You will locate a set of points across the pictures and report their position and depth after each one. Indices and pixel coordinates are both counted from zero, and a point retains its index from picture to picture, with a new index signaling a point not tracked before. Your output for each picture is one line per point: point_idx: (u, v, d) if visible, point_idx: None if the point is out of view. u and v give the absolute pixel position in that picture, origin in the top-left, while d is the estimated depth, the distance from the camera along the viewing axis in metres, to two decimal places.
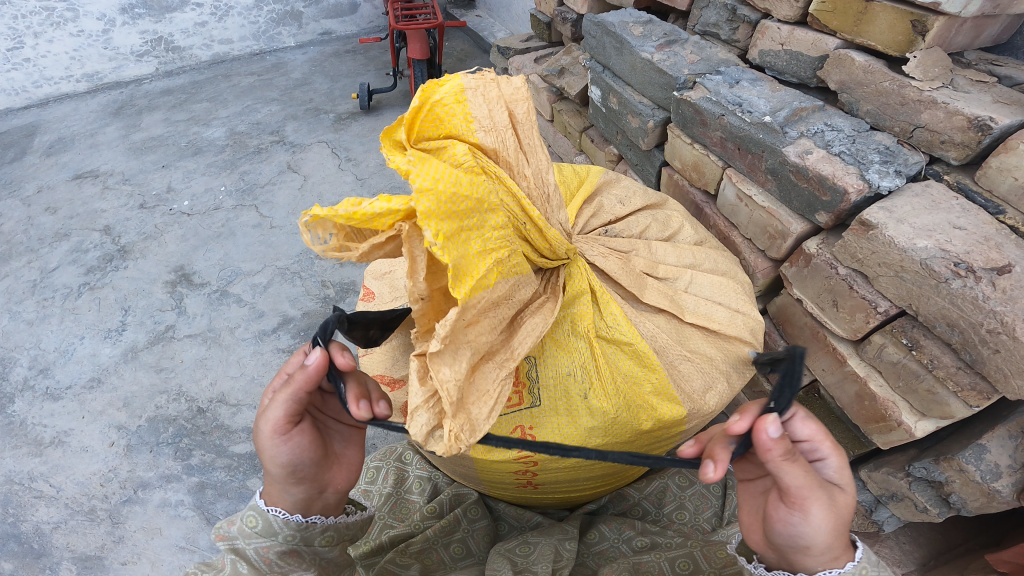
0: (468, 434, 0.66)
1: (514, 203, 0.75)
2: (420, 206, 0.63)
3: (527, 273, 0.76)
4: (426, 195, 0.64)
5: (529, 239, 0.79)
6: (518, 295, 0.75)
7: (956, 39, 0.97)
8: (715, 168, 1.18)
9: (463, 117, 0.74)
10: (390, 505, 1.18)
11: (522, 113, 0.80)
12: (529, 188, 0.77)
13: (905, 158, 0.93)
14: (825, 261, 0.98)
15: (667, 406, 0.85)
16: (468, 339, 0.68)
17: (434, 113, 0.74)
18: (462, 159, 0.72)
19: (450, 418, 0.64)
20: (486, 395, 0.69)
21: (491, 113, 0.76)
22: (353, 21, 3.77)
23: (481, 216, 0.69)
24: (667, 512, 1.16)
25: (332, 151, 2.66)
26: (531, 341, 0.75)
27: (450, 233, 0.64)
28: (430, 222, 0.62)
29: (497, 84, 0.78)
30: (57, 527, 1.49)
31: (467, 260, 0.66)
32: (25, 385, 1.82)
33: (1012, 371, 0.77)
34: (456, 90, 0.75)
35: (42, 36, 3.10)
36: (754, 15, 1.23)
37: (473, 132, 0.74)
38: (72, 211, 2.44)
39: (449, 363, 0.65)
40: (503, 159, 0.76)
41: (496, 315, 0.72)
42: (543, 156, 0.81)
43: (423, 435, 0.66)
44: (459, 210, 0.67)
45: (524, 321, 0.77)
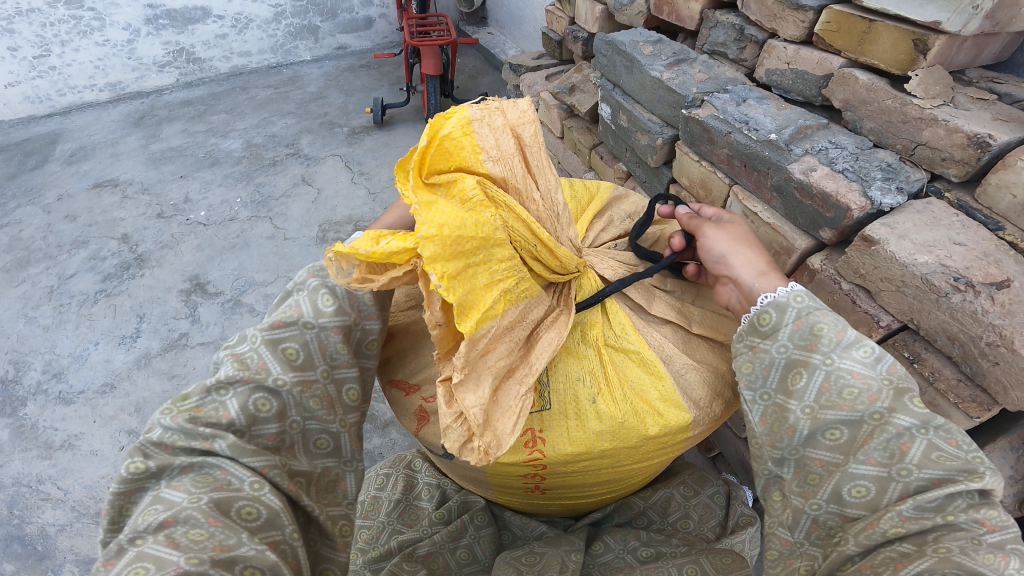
0: (496, 449, 0.72)
1: (524, 227, 0.78)
2: (426, 251, 0.69)
3: (536, 294, 0.82)
4: (432, 239, 0.70)
5: (541, 259, 0.82)
6: (529, 316, 0.81)
7: (958, 57, 0.99)
8: (722, 185, 1.20)
9: (471, 149, 0.75)
10: (399, 510, 1.20)
11: (530, 136, 0.80)
12: (538, 212, 0.80)
13: (907, 175, 0.95)
14: (829, 276, 0.99)
15: (674, 412, 0.86)
16: (489, 365, 0.75)
17: (444, 147, 0.75)
18: (471, 194, 0.74)
19: (478, 437, 0.70)
20: (509, 410, 0.74)
21: (498, 142, 0.77)
22: (368, 36, 3.84)
23: (489, 250, 0.75)
24: (671, 521, 1.17)
25: (345, 165, 2.71)
26: (547, 356, 0.79)
27: (456, 273, 0.71)
28: (435, 265, 0.69)
29: (501, 110, 0.79)
30: (63, 529, 1.51)
31: (473, 295, 0.73)
32: (38, 388, 1.85)
33: (1011, 384, 0.80)
34: (462, 122, 0.75)
35: (68, 45, 3.18)
36: (761, 35, 1.26)
37: (481, 163, 0.76)
38: (91, 219, 2.50)
39: (473, 390, 0.72)
40: (513, 187, 0.78)
41: (511, 338, 0.78)
42: (553, 175, 0.82)
43: (456, 447, 0.72)
44: (465, 249, 0.72)
45: (540, 336, 0.82)
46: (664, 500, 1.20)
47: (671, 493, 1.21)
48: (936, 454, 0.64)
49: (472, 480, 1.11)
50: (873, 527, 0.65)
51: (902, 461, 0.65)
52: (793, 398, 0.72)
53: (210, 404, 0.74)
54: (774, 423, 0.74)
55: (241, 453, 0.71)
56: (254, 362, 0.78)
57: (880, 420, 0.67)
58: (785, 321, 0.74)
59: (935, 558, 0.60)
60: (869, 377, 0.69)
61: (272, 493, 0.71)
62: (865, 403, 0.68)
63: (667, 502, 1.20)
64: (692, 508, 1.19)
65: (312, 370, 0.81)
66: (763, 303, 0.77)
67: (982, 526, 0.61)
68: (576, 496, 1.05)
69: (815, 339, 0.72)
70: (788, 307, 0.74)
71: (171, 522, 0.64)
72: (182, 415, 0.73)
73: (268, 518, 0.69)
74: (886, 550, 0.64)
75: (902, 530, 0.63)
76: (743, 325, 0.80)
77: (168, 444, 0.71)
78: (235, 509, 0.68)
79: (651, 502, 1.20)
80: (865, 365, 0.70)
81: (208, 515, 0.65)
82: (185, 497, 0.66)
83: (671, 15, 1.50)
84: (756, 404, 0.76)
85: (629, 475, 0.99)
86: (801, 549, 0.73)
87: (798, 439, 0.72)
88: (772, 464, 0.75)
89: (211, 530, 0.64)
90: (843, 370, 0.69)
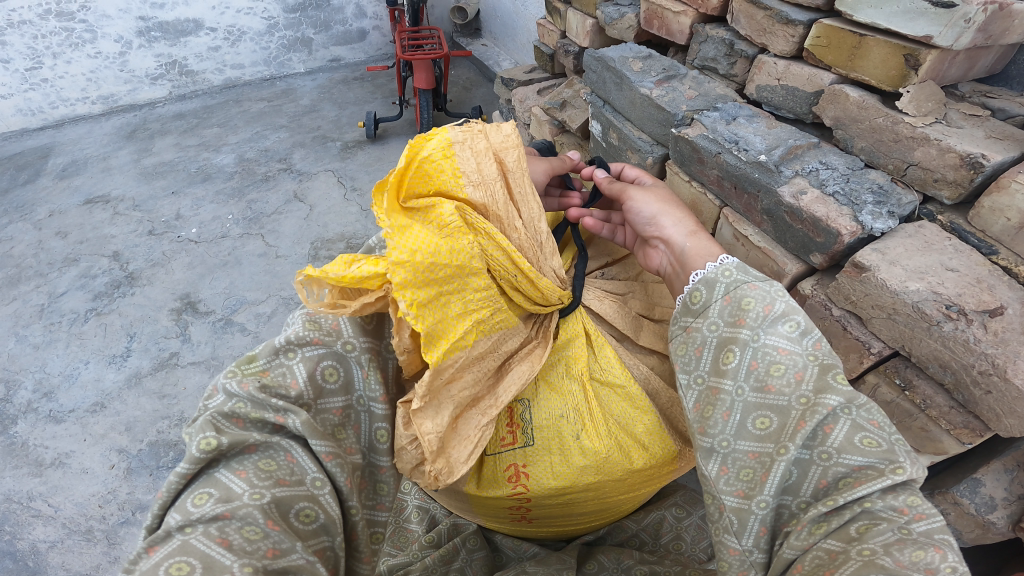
0: (447, 476, 0.73)
1: (504, 255, 0.74)
2: (395, 277, 0.69)
3: (512, 326, 0.79)
4: (403, 265, 0.70)
5: (521, 289, 0.79)
6: (503, 347, 0.79)
7: (950, 71, 0.98)
8: (712, 208, 1.19)
9: (452, 172, 0.74)
10: (389, 533, 1.20)
11: (514, 161, 0.77)
12: (518, 241, 0.76)
13: (899, 198, 0.94)
14: (819, 302, 0.98)
15: (659, 444, 0.86)
16: (452, 395, 0.74)
17: (423, 168, 0.74)
18: (448, 220, 0.72)
19: (430, 462, 0.71)
20: (467, 440, 0.75)
21: (480, 166, 0.75)
22: (361, 48, 3.84)
23: (463, 279, 0.73)
24: (664, 543, 1.16)
25: (338, 180, 2.70)
26: (515, 389, 0.77)
27: (426, 301, 0.70)
28: (404, 292, 0.69)
29: (484, 133, 0.77)
30: (53, 547, 1.49)
31: (442, 324, 0.72)
32: (28, 407, 1.83)
33: (1004, 411, 0.79)
34: (443, 145, 0.75)
35: (60, 57, 3.17)
36: (751, 50, 1.25)
37: (461, 187, 0.74)
38: (83, 236, 2.48)
39: (432, 416, 0.72)
40: (493, 214, 0.75)
41: (480, 368, 0.77)
42: (537, 204, 0.78)
43: (410, 469, 0.75)
44: (436, 277, 0.72)
45: (511, 368, 0.79)
46: (657, 521, 1.18)
47: (663, 515, 1.19)
48: (861, 437, 0.63)
49: (460, 507, 1.08)
50: (800, 531, 0.62)
51: (824, 442, 0.64)
52: (726, 378, 0.71)
53: (278, 371, 0.74)
54: (706, 408, 0.72)
55: (311, 436, 0.69)
56: (328, 322, 0.79)
57: (809, 402, 0.66)
58: (714, 296, 0.74)
59: (859, 561, 0.56)
60: (796, 354, 0.68)
61: (330, 496, 0.70)
62: (793, 381, 0.67)
63: (659, 524, 1.18)
64: (683, 530, 1.17)
65: (379, 338, 0.85)
66: (695, 280, 0.77)
67: (904, 515, 0.58)
68: (565, 523, 1.03)
69: (743, 315, 0.72)
70: (716, 282, 0.75)
71: (227, 516, 0.61)
72: (251, 382, 0.71)
73: (324, 523, 0.68)
74: (815, 552, 0.60)
75: (825, 526, 0.60)
76: (676, 308, 0.79)
77: (236, 415, 0.69)
78: (294, 511, 0.66)
79: (643, 524, 1.18)
80: (792, 342, 0.69)
81: (267, 516, 0.63)
82: (245, 488, 0.64)
83: (661, 29, 1.49)
84: (690, 390, 0.74)
85: (616, 504, 0.98)
86: (750, 560, 0.66)
87: (730, 426, 0.69)
88: (700, 457, 0.71)
89: (268, 532, 0.62)
90: (770, 346, 0.69)
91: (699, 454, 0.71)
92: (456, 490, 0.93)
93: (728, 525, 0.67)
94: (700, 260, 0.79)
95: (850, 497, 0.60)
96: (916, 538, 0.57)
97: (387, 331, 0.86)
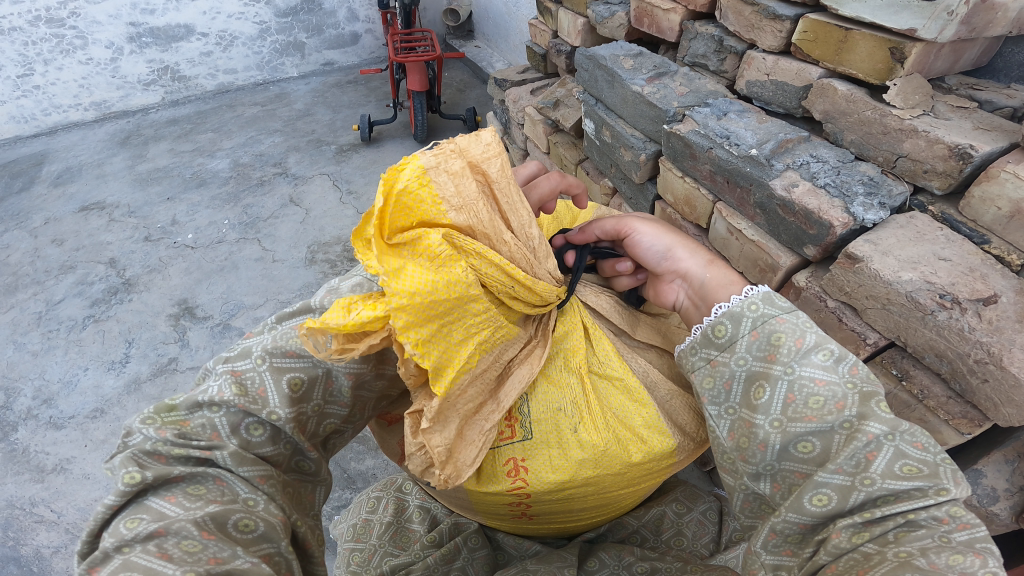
0: (456, 478, 0.75)
1: (498, 271, 0.71)
2: (398, 321, 0.67)
3: (513, 336, 0.79)
4: (404, 308, 0.67)
5: (517, 296, 0.77)
6: (503, 356, 0.80)
7: (935, 64, 0.99)
8: (706, 203, 1.20)
9: (431, 201, 0.67)
10: (390, 533, 1.20)
11: (496, 171, 0.70)
12: (511, 253, 0.73)
13: (889, 189, 0.95)
14: (814, 294, 1.00)
15: (657, 438, 0.86)
16: (457, 409, 0.75)
17: (402, 202, 0.67)
18: (438, 251, 0.67)
19: (440, 468, 0.73)
20: (472, 443, 0.77)
21: (459, 187, 0.68)
22: (355, 52, 3.85)
23: (463, 307, 0.71)
24: (665, 539, 1.15)
25: (334, 184, 2.71)
26: (516, 394, 0.79)
27: (428, 337, 0.69)
28: (408, 334, 0.67)
29: (459, 151, 0.68)
30: (58, 551, 1.50)
31: (448, 353, 0.72)
32: (29, 414, 1.83)
33: (1001, 400, 0.79)
34: (417, 174, 0.66)
35: (51, 63, 3.17)
36: (740, 45, 1.25)
37: (444, 214, 0.67)
38: (78, 243, 2.48)
39: (439, 431, 0.73)
40: (480, 234, 0.70)
41: (482, 380, 0.78)
42: (525, 212, 0.74)
43: (419, 469, 0.75)
44: (436, 313, 0.69)
45: (511, 373, 0.81)
46: (657, 518, 1.18)
47: (663, 511, 1.19)
48: (904, 464, 0.61)
49: (460, 506, 1.08)
50: (835, 536, 0.60)
51: (865, 469, 0.62)
52: (758, 413, 0.70)
53: (198, 421, 0.73)
54: (742, 439, 0.72)
55: (241, 465, 0.71)
56: (254, 387, 0.76)
57: (850, 429, 0.65)
58: (741, 331, 0.74)
59: (895, 562, 0.56)
60: (834, 384, 0.67)
61: (268, 508, 0.70)
62: (834, 412, 0.66)
63: (659, 520, 1.18)
64: (685, 526, 1.17)
65: (307, 402, 0.80)
66: (719, 313, 0.77)
67: (945, 524, 0.58)
68: (565, 520, 1.03)
69: (775, 350, 0.71)
70: (743, 318, 0.74)
71: (162, 533, 0.62)
72: (169, 429, 0.71)
73: (264, 531, 0.68)
74: (849, 553, 0.59)
75: (866, 533, 0.59)
76: (696, 337, 0.79)
77: (158, 452, 0.69)
78: (230, 523, 0.66)
79: (643, 521, 1.17)
80: (828, 371, 0.68)
81: (202, 529, 0.63)
82: (178, 511, 0.64)
83: (651, 26, 1.49)
84: (723, 420, 0.75)
85: (617, 499, 0.99)
86: (760, 560, 0.67)
87: (769, 454, 0.69)
88: (748, 479, 0.72)
89: (205, 543, 0.62)
90: (807, 378, 0.68)
91: (747, 477, 0.71)
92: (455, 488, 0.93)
93: (763, 540, 0.67)
94: (726, 292, 0.79)
95: (890, 511, 0.59)
96: (956, 546, 0.56)
97: (315, 396, 0.81)
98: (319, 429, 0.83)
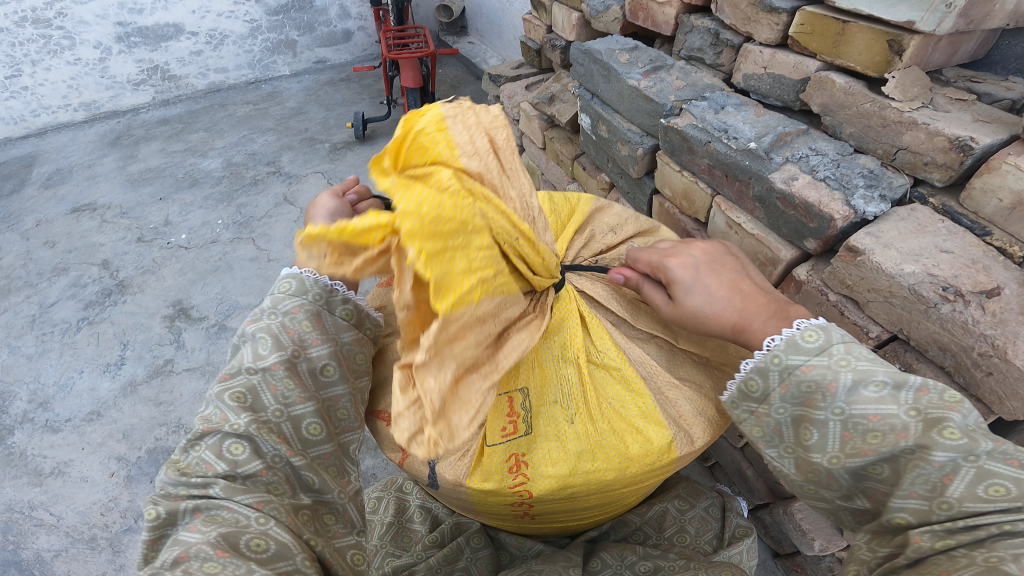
0: (450, 440, 0.67)
1: (503, 220, 0.72)
2: (403, 228, 0.63)
3: (512, 292, 0.77)
4: (409, 217, 0.64)
5: (518, 255, 0.77)
6: (503, 313, 0.76)
7: (934, 56, 0.98)
8: (704, 196, 1.19)
9: (447, 144, 0.70)
10: (391, 534, 1.18)
11: (503, 138, 0.77)
12: (516, 210, 0.75)
13: (889, 181, 0.94)
14: (815, 287, 0.99)
15: (656, 429, 0.86)
16: (456, 355, 0.68)
17: (419, 141, 0.70)
18: (449, 183, 0.67)
19: (433, 424, 0.65)
20: (470, 404, 0.69)
21: (473, 138, 0.72)
22: (347, 49, 3.82)
23: (466, 237, 0.68)
24: (667, 536, 1.15)
25: (327, 182, 2.69)
26: (517, 356, 0.75)
27: (432, 252, 0.64)
28: (412, 241, 0.63)
29: (474, 111, 0.75)
30: (59, 554, 1.48)
31: (448, 277, 0.66)
32: (25, 417, 1.81)
33: (1006, 394, 0.78)
34: (436, 118, 0.71)
35: (39, 64, 3.14)
36: (736, 39, 1.24)
37: (458, 157, 0.69)
38: (71, 245, 2.46)
39: (435, 374, 0.66)
40: (490, 182, 0.72)
41: (482, 331, 0.72)
42: (526, 180, 0.79)
43: (405, 438, 0.67)
44: (441, 232, 0.65)
45: (511, 336, 0.77)
46: (659, 515, 1.17)
47: (665, 507, 1.18)
48: (988, 486, 0.58)
49: (461, 507, 1.06)
50: (915, 541, 0.60)
51: (942, 495, 0.59)
52: (813, 451, 0.68)
53: (194, 460, 0.74)
54: (811, 475, 0.70)
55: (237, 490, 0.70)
56: (217, 416, 0.76)
57: (912, 457, 0.62)
58: (771, 385, 0.72)
59: (983, 567, 0.56)
60: (892, 415, 0.63)
61: (277, 525, 0.69)
62: (891, 443, 0.63)
63: (662, 516, 1.18)
64: (687, 522, 1.16)
65: (262, 411, 0.78)
66: (746, 366, 0.74)
67: None
68: (568, 519, 1.03)
69: (811, 395, 0.68)
70: (769, 370, 0.71)
71: (185, 558, 0.62)
72: (174, 471, 0.73)
73: (277, 548, 0.66)
74: (933, 557, 0.59)
75: (952, 540, 0.59)
76: (732, 390, 0.77)
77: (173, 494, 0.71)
78: (243, 543, 0.65)
79: (647, 517, 1.17)
80: (883, 403, 0.64)
81: (217, 547, 0.63)
82: (197, 536, 0.65)
83: (647, 20, 1.48)
84: (785, 459, 0.72)
85: (620, 498, 0.98)
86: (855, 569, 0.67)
87: (843, 483, 0.67)
88: (835, 500, 0.70)
89: (223, 562, 0.62)
90: (858, 415, 0.65)
91: (834, 499, 0.70)
92: (456, 488, 0.91)
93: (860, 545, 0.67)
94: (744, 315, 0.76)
95: (977, 523, 0.58)
96: None
97: (268, 402, 0.78)
98: (305, 434, 0.80)
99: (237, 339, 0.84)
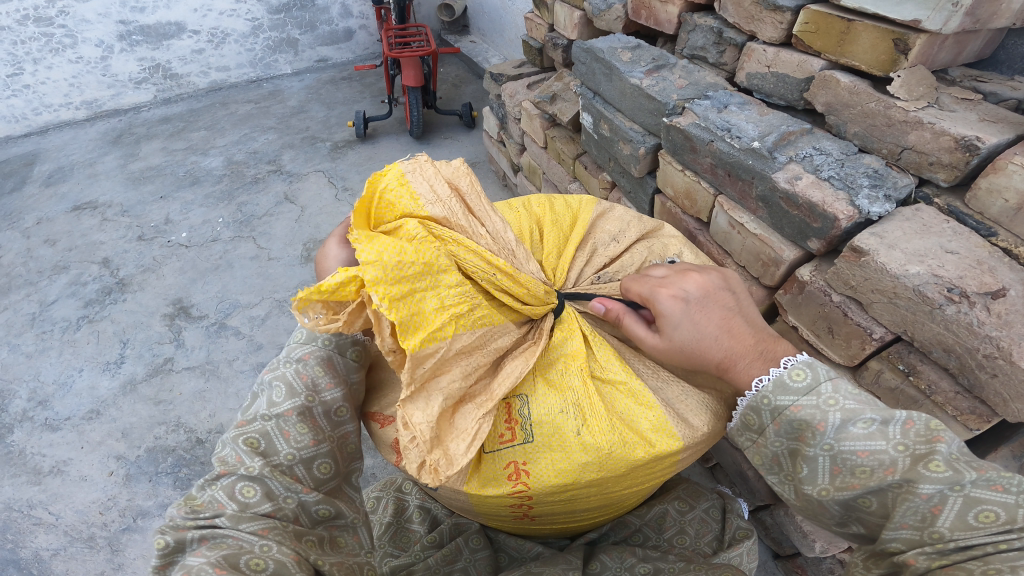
0: (447, 466, 0.70)
1: (474, 257, 0.79)
2: (366, 275, 0.67)
3: (499, 322, 0.80)
4: (372, 265, 0.68)
5: (504, 288, 0.81)
6: (492, 343, 0.79)
7: (940, 55, 0.97)
8: (707, 196, 1.19)
9: (410, 197, 0.82)
10: (390, 534, 1.18)
11: (466, 186, 0.89)
12: (488, 245, 0.83)
13: (895, 181, 0.93)
14: (819, 288, 0.98)
15: (666, 441, 0.84)
16: (441, 387, 0.72)
17: (385, 199, 0.82)
18: (414, 231, 0.77)
19: (423, 451, 0.69)
20: (465, 432, 0.72)
21: (432, 188, 0.85)
22: (348, 48, 3.82)
23: (436, 277, 0.74)
24: (667, 537, 1.14)
25: (329, 181, 2.68)
26: (509, 382, 0.78)
27: (399, 295, 0.68)
28: (376, 287, 0.67)
29: (434, 167, 0.88)
30: (58, 553, 1.48)
31: (419, 315, 0.70)
32: (25, 416, 1.81)
33: (1011, 396, 0.78)
34: (397, 176, 0.84)
35: (41, 62, 3.14)
36: (739, 37, 1.23)
37: (421, 207, 0.81)
38: (71, 244, 2.45)
39: (421, 407, 0.70)
40: (456, 224, 0.82)
41: (468, 363, 0.75)
42: (497, 218, 0.88)
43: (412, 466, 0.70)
44: (408, 274, 0.71)
45: (505, 364, 0.81)
46: (660, 516, 1.17)
47: (666, 509, 1.18)
48: (978, 512, 0.59)
49: (460, 508, 1.05)
50: (911, 563, 0.61)
51: (933, 523, 0.60)
52: (806, 483, 0.71)
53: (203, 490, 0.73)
54: (809, 505, 0.73)
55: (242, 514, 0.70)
56: (233, 457, 0.76)
57: (901, 489, 0.63)
58: (765, 421, 0.76)
59: None
60: (879, 451, 0.66)
61: (280, 549, 0.67)
62: (880, 478, 0.65)
63: (662, 518, 1.17)
64: (687, 524, 1.15)
65: (275, 455, 0.78)
66: (743, 403, 0.78)
67: None
68: (568, 520, 1.02)
69: (803, 434, 0.72)
70: (762, 408, 0.76)
71: None
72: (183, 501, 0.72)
73: (275, 568, 0.65)
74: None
75: (946, 560, 0.59)
76: (737, 419, 0.81)
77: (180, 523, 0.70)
78: (243, 563, 0.64)
79: (646, 518, 1.17)
80: (872, 439, 0.67)
81: (216, 566, 0.62)
82: (198, 559, 0.63)
83: (649, 19, 1.47)
84: (785, 486, 0.77)
85: (620, 499, 0.97)
86: None
87: (838, 513, 0.70)
88: (837, 526, 0.72)
89: None
90: (847, 451, 0.67)
91: (836, 525, 0.72)
92: (455, 490, 0.90)
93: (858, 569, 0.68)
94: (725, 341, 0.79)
95: (969, 545, 0.58)
96: None
97: (282, 447, 0.78)
98: (317, 473, 0.80)
99: (256, 389, 0.86)
